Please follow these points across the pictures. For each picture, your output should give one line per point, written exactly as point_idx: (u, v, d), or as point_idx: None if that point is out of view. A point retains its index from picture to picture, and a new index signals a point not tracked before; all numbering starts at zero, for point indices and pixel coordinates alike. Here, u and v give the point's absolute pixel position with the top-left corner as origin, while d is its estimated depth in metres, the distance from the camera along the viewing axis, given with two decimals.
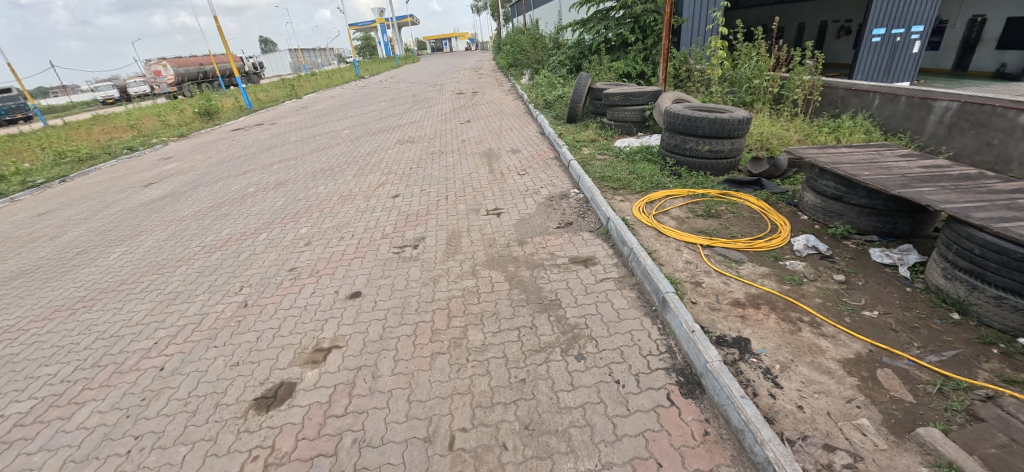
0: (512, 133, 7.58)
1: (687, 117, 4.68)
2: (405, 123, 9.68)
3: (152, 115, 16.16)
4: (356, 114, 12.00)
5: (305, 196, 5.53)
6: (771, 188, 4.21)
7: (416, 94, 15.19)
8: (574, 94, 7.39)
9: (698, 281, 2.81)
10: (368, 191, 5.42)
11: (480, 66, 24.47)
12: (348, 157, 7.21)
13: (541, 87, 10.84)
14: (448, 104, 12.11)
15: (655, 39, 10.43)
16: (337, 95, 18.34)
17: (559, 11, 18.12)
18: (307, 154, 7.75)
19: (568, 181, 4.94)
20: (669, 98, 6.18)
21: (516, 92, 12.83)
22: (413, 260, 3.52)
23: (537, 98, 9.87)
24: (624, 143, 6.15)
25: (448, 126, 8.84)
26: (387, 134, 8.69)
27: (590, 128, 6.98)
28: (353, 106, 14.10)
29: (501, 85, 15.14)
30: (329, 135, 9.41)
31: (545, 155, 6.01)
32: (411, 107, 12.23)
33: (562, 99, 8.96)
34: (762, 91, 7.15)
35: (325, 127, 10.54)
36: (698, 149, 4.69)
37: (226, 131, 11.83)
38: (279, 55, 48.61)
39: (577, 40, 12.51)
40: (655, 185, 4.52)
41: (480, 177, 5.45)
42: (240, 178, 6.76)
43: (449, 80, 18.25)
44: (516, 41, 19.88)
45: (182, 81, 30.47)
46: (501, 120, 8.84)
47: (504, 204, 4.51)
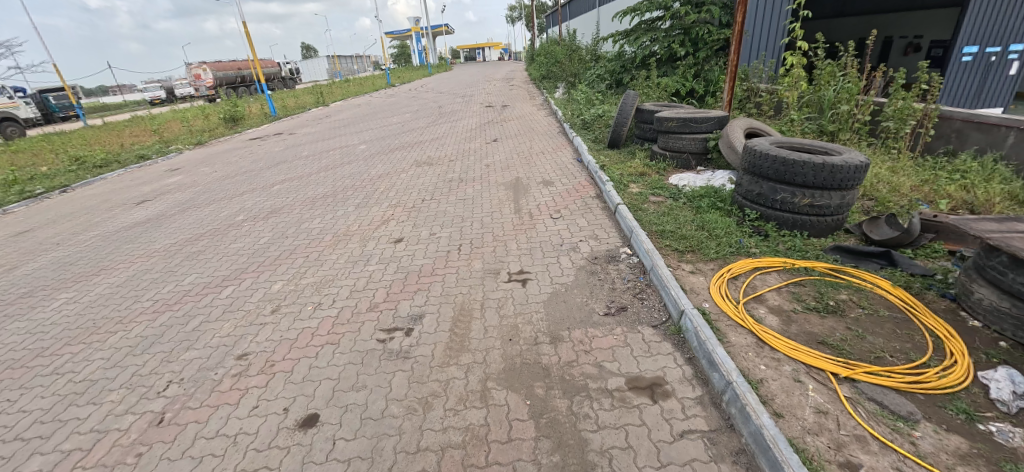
0: (544, 160, 6.53)
1: (782, 160, 3.47)
2: (426, 140, 8.80)
3: (182, 119, 16.08)
4: (378, 126, 11.31)
5: (293, 232, 4.63)
6: (909, 267, 3.01)
7: (443, 106, 14.46)
8: (619, 117, 6.31)
9: (851, 465, 1.68)
10: (367, 229, 4.48)
11: (512, 78, 23.66)
12: (354, 181, 6.33)
13: (578, 103, 9.84)
14: (476, 119, 11.20)
15: (707, 54, 9.43)
16: (364, 104, 17.90)
17: (597, 22, 17.09)
18: (314, 174, 6.97)
19: (615, 233, 3.84)
20: (738, 128, 4.98)
21: (547, 108, 11.79)
22: (400, 359, 2.51)
23: (573, 118, 8.85)
24: (682, 181, 5.00)
25: (471, 146, 7.89)
26: (404, 153, 7.81)
27: (637, 158, 5.86)
28: (377, 116, 13.46)
29: (533, 98, 14.20)
30: (343, 150, 8.64)
31: (584, 192, 4.92)
32: (436, 120, 11.45)
33: (602, 118, 7.89)
34: (849, 119, 5.86)
35: (341, 140, 9.80)
36: (794, 201, 3.49)
37: (244, 140, 11.34)
38: (318, 61, 49.73)
39: (617, 53, 11.45)
40: (736, 250, 3.36)
41: (503, 218, 4.42)
42: (235, 201, 5.99)
43: (479, 91, 17.51)
44: (550, 52, 18.93)
45: (220, 85, 31.14)
46: (532, 141, 7.82)
47: (532, 265, 3.45)
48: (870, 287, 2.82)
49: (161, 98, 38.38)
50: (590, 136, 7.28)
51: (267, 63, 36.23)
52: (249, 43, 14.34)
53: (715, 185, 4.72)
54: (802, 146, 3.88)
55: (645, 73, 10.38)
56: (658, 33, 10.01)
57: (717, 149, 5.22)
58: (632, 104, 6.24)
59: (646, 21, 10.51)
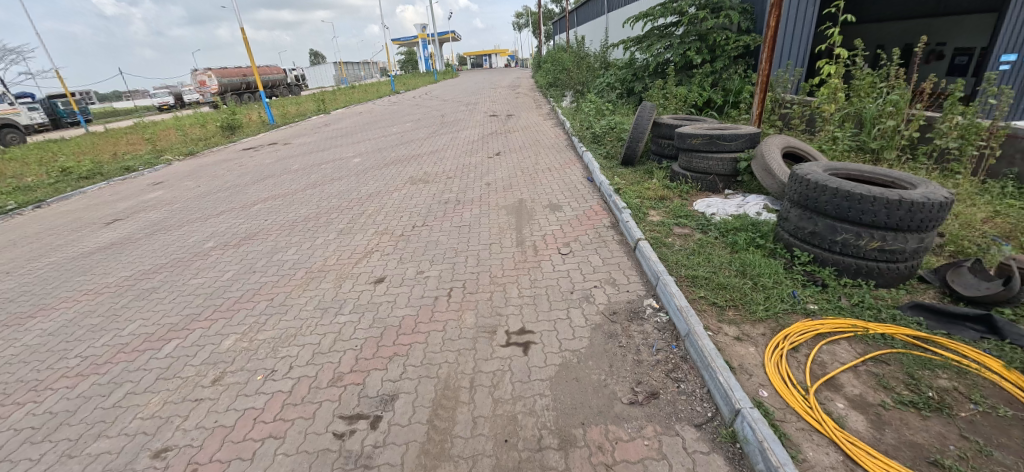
0: (550, 178, 5.90)
1: (845, 193, 2.81)
2: (424, 153, 8.22)
3: (179, 126, 15.71)
4: (376, 137, 10.78)
5: (262, 266, 4.03)
6: (1018, 339, 2.36)
7: (445, 115, 13.95)
8: (633, 132, 5.68)
9: None
10: (345, 263, 3.89)
11: (518, 85, 23.19)
12: (341, 200, 5.75)
13: (587, 114, 9.25)
14: (479, 129, 10.62)
15: (726, 62, 8.82)
16: (366, 112, 17.45)
17: (606, 28, 16.55)
18: (300, 191, 6.41)
19: (636, 277, 3.20)
20: (774, 148, 4.33)
21: (554, 118, 11.20)
22: (359, 470, 1.88)
23: (582, 130, 8.22)
24: (710, 207, 4.34)
25: (472, 161, 7.29)
26: (399, 168, 7.24)
27: (655, 179, 5.23)
28: (377, 126, 12.97)
29: (539, 107, 13.64)
30: (336, 163, 8.09)
31: (598, 221, 4.28)
32: (437, 131, 10.91)
33: (613, 131, 7.28)
34: (895, 136, 5.19)
35: (335, 152, 9.25)
36: (858, 244, 2.84)
37: (237, 150, 10.87)
38: (324, 68, 49.76)
39: (627, 61, 10.85)
40: (790, 306, 2.71)
41: (503, 252, 3.79)
42: (208, 223, 5.44)
43: (484, 99, 17.02)
44: (557, 59, 18.40)
45: (225, 91, 31.03)
46: (537, 156, 7.20)
47: (535, 320, 2.82)
48: (975, 371, 2.17)
49: (168, 104, 38.38)
50: (601, 151, 6.64)
51: (273, 69, 36.11)
52: (247, 50, 13.94)
53: (749, 215, 4.07)
54: (861, 174, 3.22)
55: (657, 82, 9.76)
56: (671, 39, 9.40)
57: (749, 171, 4.56)
58: (649, 117, 5.60)
59: (658, 27, 9.92)
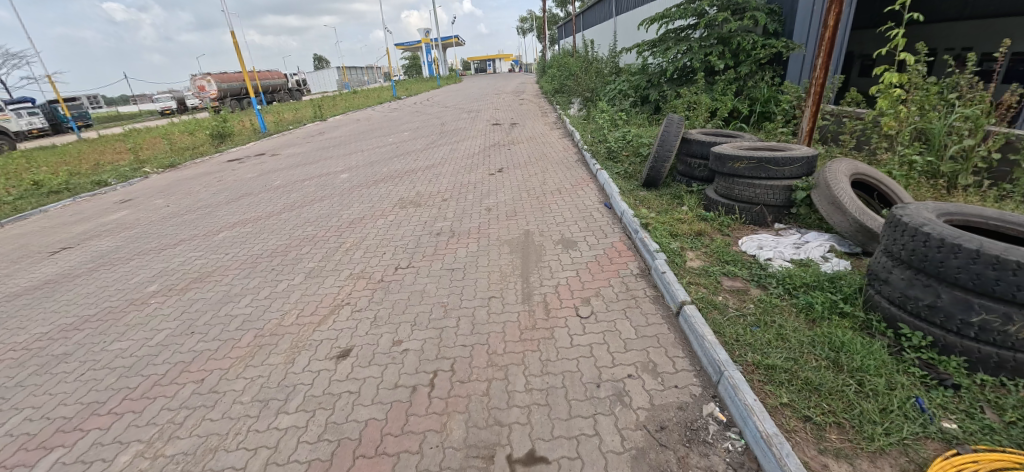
0: (561, 203, 5.07)
1: (992, 259, 1.98)
2: (419, 168, 7.41)
3: (170, 133, 15.06)
4: (370, 147, 10.04)
5: (204, 324, 3.24)
6: None
7: (446, 123, 13.21)
8: (657, 149, 4.87)
9: None
10: (305, 324, 3.08)
11: (522, 91, 22.42)
12: (317, 229, 4.93)
13: (598, 124, 8.46)
14: (481, 140, 9.81)
15: (751, 68, 8.02)
16: (364, 119, 16.76)
17: (614, 33, 15.77)
18: (274, 214, 5.64)
19: (685, 363, 2.35)
20: (843, 176, 3.51)
21: (561, 127, 10.41)
22: None
23: (594, 143, 7.41)
24: (760, 247, 3.52)
25: (472, 179, 6.47)
26: (388, 186, 6.44)
27: (686, 208, 4.40)
28: (373, 135, 12.24)
29: (545, 115, 12.86)
30: (322, 179, 7.30)
31: (623, 266, 3.44)
32: (435, 141, 10.15)
33: (630, 145, 6.47)
34: (974, 155, 4.34)
35: (323, 165, 8.47)
36: (1006, 331, 1.99)
37: (222, 161, 10.11)
38: (327, 73, 49.38)
39: (639, 66, 10.05)
40: (921, 427, 1.86)
41: (505, 312, 2.97)
42: (162, 257, 4.67)
43: (486, 106, 16.28)
44: (562, 64, 17.60)
45: (224, 96, 30.49)
46: (545, 174, 6.38)
47: (549, 438, 1.98)
48: None
49: (169, 109, 37.94)
50: (618, 169, 5.81)
51: (274, 74, 35.56)
52: (238, 55, 13.24)
53: (813, 261, 3.25)
54: (986, 221, 2.46)
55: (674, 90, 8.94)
56: (688, 43, 8.61)
57: (807, 202, 3.73)
58: (677, 132, 4.80)
59: (674, 30, 9.17)
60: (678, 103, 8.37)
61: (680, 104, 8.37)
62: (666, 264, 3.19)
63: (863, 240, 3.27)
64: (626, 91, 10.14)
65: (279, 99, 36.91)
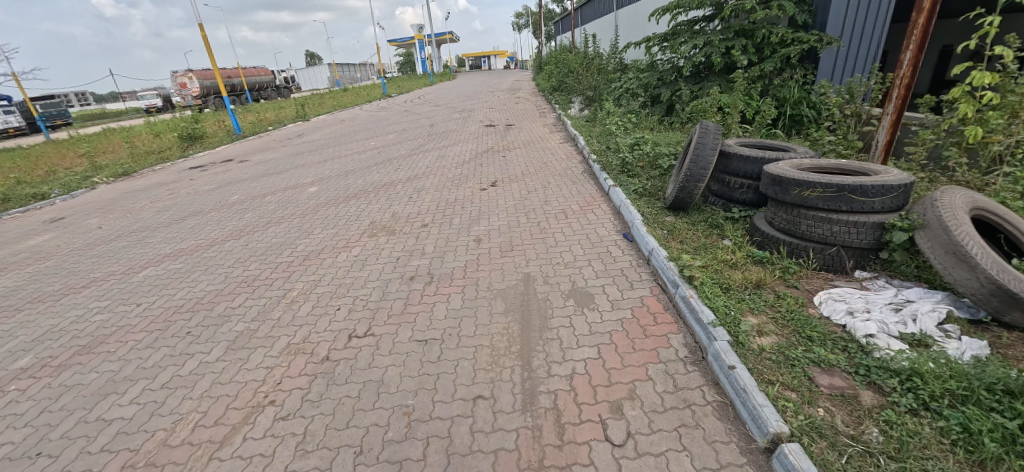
0: (567, 232, 4.06)
1: None
2: (400, 181, 6.38)
3: (136, 135, 13.89)
4: (349, 153, 8.99)
5: (62, 438, 2.25)
6: None
7: (435, 124, 12.17)
8: (690, 162, 3.88)
9: None
10: (202, 444, 2.09)
11: (518, 89, 21.35)
12: (261, 267, 3.91)
13: (605, 130, 7.48)
14: (472, 144, 8.74)
15: (779, 64, 7.06)
16: (348, 119, 15.67)
17: (615, 27, 14.76)
18: (216, 244, 4.60)
19: None
20: (963, 213, 2.56)
21: (562, 130, 9.41)
22: None
23: (602, 150, 6.42)
24: (850, 311, 2.55)
25: (459, 195, 5.45)
26: (360, 205, 5.41)
27: (731, 244, 3.44)
28: (355, 137, 11.17)
29: (542, 116, 11.85)
30: (286, 194, 6.27)
31: (662, 343, 2.46)
32: (422, 145, 9.12)
33: (646, 155, 5.50)
34: None
35: (291, 175, 7.43)
36: None
37: (182, 169, 9.02)
38: (317, 70, 48.04)
39: (648, 63, 9.07)
40: None
41: (497, 430, 2.00)
42: (56, 308, 3.63)
43: (480, 105, 15.26)
44: (560, 61, 16.57)
45: (206, 93, 29.17)
46: (546, 189, 5.38)
47: None
48: None
49: (152, 107, 36.44)
50: (635, 185, 4.81)
51: (260, 70, 34.19)
52: (208, 49, 12.09)
53: (932, 342, 2.29)
54: None
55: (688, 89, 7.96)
56: (706, 35, 7.62)
57: (905, 245, 2.77)
58: (714, 144, 3.84)
59: (688, 22, 8.19)
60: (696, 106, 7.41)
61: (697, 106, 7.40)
62: (730, 348, 2.20)
63: (1000, 307, 2.32)
64: (633, 91, 9.14)
65: (266, 97, 35.57)
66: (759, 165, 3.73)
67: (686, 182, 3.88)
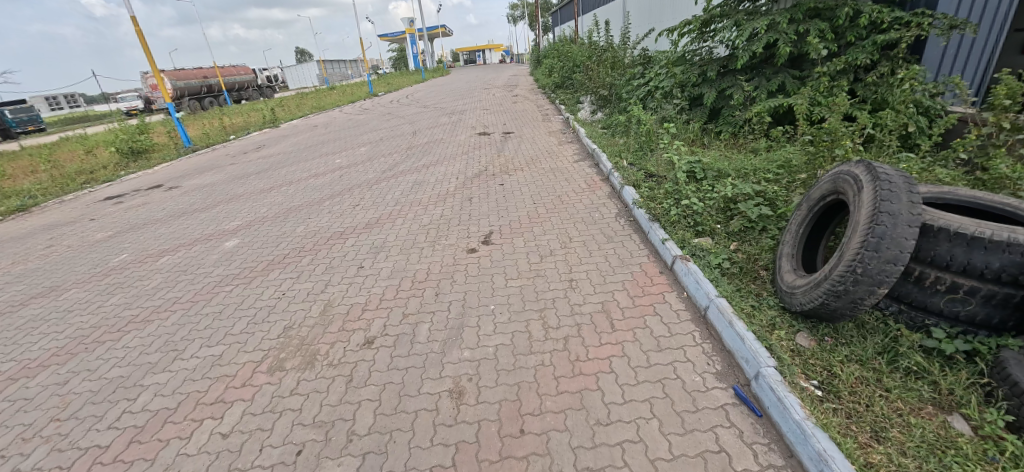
0: (622, 368, 2.23)
1: None
2: (355, 227, 4.50)
3: (71, 148, 11.91)
4: (305, 175, 7.07)
5: None
6: None
7: (420, 130, 10.23)
8: (860, 241, 2.04)
9: None
10: None
11: (514, 85, 19.37)
12: (48, 462, 2.09)
13: (636, 148, 5.63)
14: (461, 160, 6.82)
15: (871, 53, 5.21)
16: (323, 124, 13.69)
17: (626, 15, 12.81)
18: (19, 379, 2.74)
19: None
20: None
21: (574, 140, 7.51)
22: None
23: (640, 178, 4.56)
24: None
25: (435, 260, 3.58)
26: (284, 279, 3.54)
27: (992, 448, 1.63)
28: (321, 149, 9.23)
29: (547, 120, 9.90)
30: (192, 252, 4.40)
31: None
32: (398, 163, 7.18)
33: (717, 196, 3.64)
34: None
35: (218, 213, 5.55)
36: None
37: (94, 200, 7.12)
38: (304, 67, 45.80)
39: (680, 54, 7.17)
40: None
41: None
42: None
43: (473, 107, 13.28)
44: (562, 55, 14.59)
45: (181, 95, 27.06)
46: (567, 250, 3.52)
47: None
48: None
49: (129, 109, 34.24)
50: (717, 254, 2.98)
51: (240, 69, 32.05)
52: (144, 48, 10.08)
53: None
54: None
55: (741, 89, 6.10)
56: (768, 16, 5.71)
57: None
58: (913, 212, 1.97)
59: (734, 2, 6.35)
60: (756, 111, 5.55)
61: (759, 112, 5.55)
62: None
63: None
64: (661, 90, 7.22)
65: (248, 98, 33.40)
66: (1001, 255, 1.94)
67: (846, 275, 2.05)
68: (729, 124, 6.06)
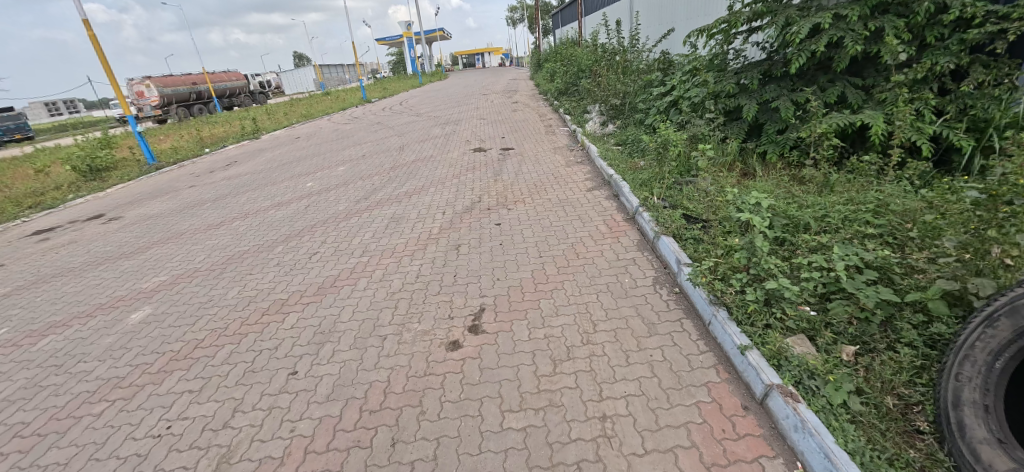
0: None
1: None
2: (302, 292, 3.39)
3: (28, 164, 10.84)
4: (266, 204, 5.96)
5: None
6: None
7: (409, 144, 9.13)
8: None
9: None
10: None
11: (514, 91, 18.24)
12: None
13: (666, 177, 4.51)
14: (451, 186, 5.72)
15: (966, 57, 4.09)
16: (307, 136, 12.61)
17: (635, 14, 11.66)
18: None
19: None
20: None
21: (584, 160, 6.41)
22: None
23: (680, 224, 3.45)
24: None
25: (399, 361, 2.47)
26: (179, 394, 2.45)
27: None
28: (295, 168, 8.13)
29: (551, 133, 8.78)
30: (84, 330, 3.32)
31: None
32: (377, 188, 6.07)
33: (807, 264, 2.51)
34: None
35: (144, 263, 4.45)
36: None
37: (18, 236, 6.04)
38: (300, 72, 44.88)
39: (709, 59, 6.05)
40: None
41: None
42: None
43: (470, 116, 12.19)
44: (565, 58, 13.44)
45: (169, 102, 26.00)
46: (591, 350, 2.42)
47: None
48: None
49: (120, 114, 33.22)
50: (836, 379, 1.88)
51: (231, 74, 31.05)
52: (98, 55, 9.01)
53: None
54: None
55: (790, 101, 4.97)
56: (827, 9, 4.52)
57: None
58: None
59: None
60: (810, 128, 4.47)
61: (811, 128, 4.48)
62: None
63: None
64: (687, 100, 6.09)
65: (241, 104, 32.32)
66: None
67: None
68: (775, 143, 4.95)
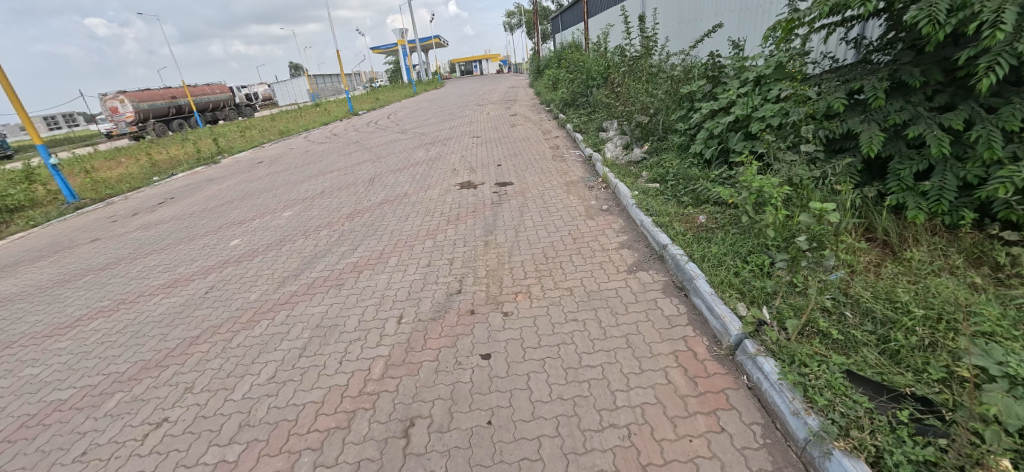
0: None
1: None
2: None
3: None
4: (157, 282, 4.14)
5: None
6: None
7: (384, 174, 7.35)
8: None
9: None
10: None
11: (512, 101, 16.36)
12: None
13: (764, 267, 2.72)
14: (422, 256, 3.90)
15: None
16: (274, 159, 10.85)
17: (650, 11, 9.84)
18: None
19: None
20: None
21: (612, 207, 4.61)
22: None
23: (870, 419, 1.64)
24: None
25: None
26: None
27: None
28: (233, 210, 6.35)
29: (560, 159, 6.99)
30: None
31: None
32: (318, 254, 4.26)
33: None
34: None
35: None
36: None
37: None
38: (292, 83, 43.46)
39: (787, 64, 4.20)
40: None
41: None
42: None
43: (462, 133, 10.42)
44: (571, 64, 11.62)
45: (146, 117, 24.35)
46: None
47: None
48: None
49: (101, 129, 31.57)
50: None
51: (214, 87, 29.44)
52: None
53: None
54: None
55: (937, 125, 3.07)
56: None
57: None
58: None
59: None
60: (1000, 181, 2.68)
61: (1000, 178, 2.69)
62: None
63: None
64: (757, 122, 4.27)
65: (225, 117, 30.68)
66: None
67: None
68: (919, 193, 3.14)
